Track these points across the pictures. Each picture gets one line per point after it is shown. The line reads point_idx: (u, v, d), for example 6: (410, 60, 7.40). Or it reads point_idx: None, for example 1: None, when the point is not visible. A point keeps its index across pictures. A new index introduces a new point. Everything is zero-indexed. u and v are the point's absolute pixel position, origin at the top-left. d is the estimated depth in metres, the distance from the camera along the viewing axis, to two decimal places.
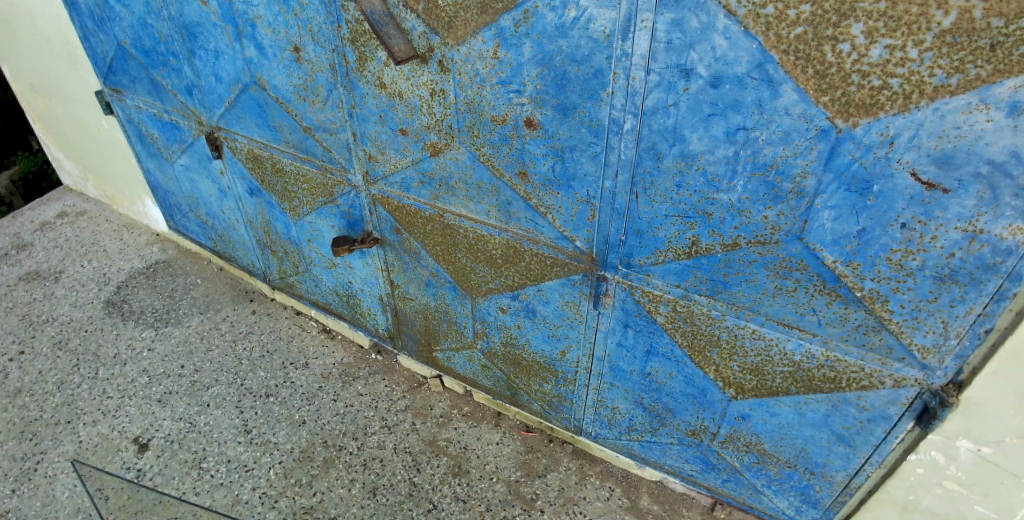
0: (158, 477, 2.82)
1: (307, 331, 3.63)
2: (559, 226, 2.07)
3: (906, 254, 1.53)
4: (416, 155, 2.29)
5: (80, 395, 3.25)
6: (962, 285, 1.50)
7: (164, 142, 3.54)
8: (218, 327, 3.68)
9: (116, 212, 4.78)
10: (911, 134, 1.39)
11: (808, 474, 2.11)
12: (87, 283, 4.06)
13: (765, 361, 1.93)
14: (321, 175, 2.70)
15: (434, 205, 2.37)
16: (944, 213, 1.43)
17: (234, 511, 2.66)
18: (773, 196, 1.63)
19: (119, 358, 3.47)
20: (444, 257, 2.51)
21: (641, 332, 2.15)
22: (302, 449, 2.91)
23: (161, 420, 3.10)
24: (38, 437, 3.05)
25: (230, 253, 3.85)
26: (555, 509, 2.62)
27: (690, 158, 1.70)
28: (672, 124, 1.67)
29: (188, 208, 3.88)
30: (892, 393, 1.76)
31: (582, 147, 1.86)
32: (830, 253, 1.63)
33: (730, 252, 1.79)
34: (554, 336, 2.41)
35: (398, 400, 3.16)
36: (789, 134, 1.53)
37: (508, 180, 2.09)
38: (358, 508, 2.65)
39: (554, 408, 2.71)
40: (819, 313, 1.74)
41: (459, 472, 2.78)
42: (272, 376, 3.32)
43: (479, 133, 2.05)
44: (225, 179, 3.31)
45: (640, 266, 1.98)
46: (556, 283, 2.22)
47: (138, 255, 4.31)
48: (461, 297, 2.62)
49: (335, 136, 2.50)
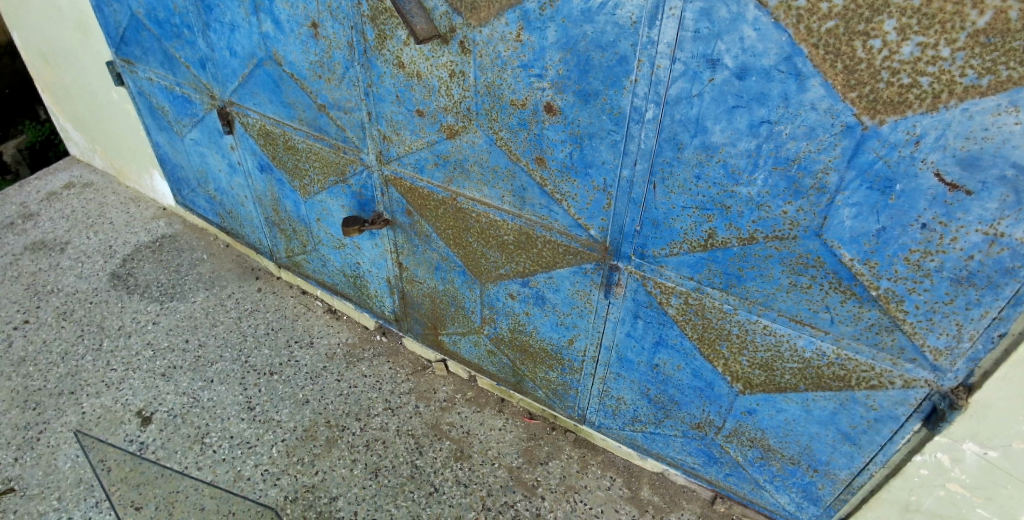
0: (161, 451, 2.83)
1: (312, 311, 3.63)
2: (573, 214, 2.06)
3: (924, 255, 1.52)
4: (432, 137, 2.27)
5: (84, 367, 3.25)
6: (979, 288, 1.49)
7: (175, 115, 3.51)
8: (223, 303, 3.68)
9: (124, 184, 4.76)
10: (937, 134, 1.38)
11: (811, 471, 2.11)
12: (93, 255, 4.04)
13: (774, 356, 1.92)
14: (334, 154, 2.68)
15: (448, 188, 2.36)
16: (966, 215, 1.42)
17: (235, 487, 2.67)
18: (793, 191, 1.62)
19: (124, 331, 3.47)
20: (455, 241, 2.50)
21: (651, 323, 2.14)
22: (304, 428, 2.92)
23: (165, 394, 3.10)
24: (41, 406, 3.05)
25: (237, 230, 3.84)
26: (555, 496, 2.64)
27: (711, 150, 1.68)
28: (694, 114, 1.66)
29: (196, 183, 3.86)
30: (901, 394, 1.75)
31: (601, 135, 1.85)
32: (848, 251, 1.62)
33: (747, 246, 1.78)
34: (562, 324, 2.41)
35: (401, 382, 3.16)
36: (814, 129, 1.51)
37: (524, 166, 2.08)
38: (359, 488, 2.66)
39: (557, 396, 2.72)
40: (833, 310, 1.73)
41: (460, 457, 2.79)
42: (276, 354, 3.32)
43: (497, 117, 2.03)
44: (235, 154, 3.29)
45: (654, 257, 1.97)
46: (567, 271, 2.22)
47: (145, 229, 4.30)
48: (470, 282, 2.61)
49: (350, 115, 2.48)
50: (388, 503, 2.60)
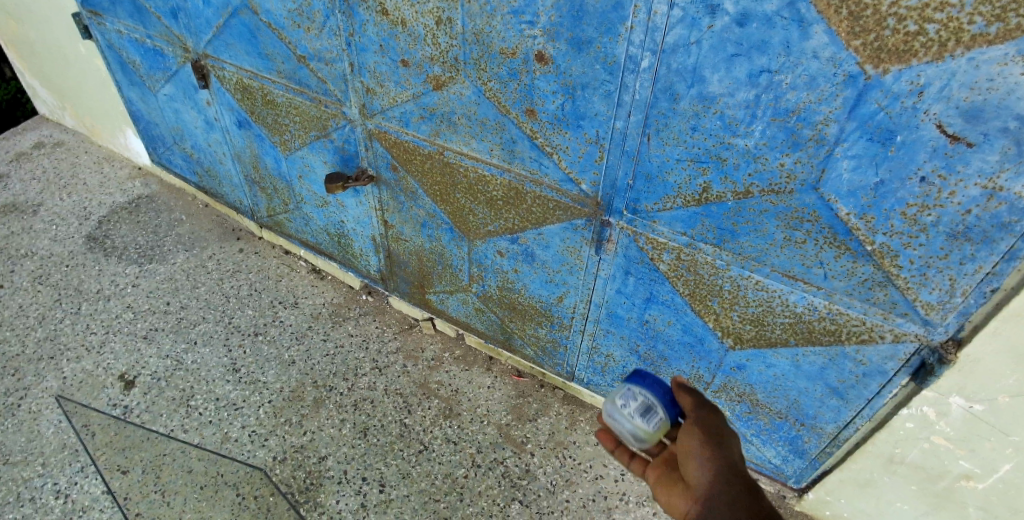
0: (146, 414, 2.79)
1: (296, 271, 3.56)
2: (564, 167, 2.00)
3: (922, 209, 1.49)
4: (418, 89, 2.18)
5: (63, 331, 3.18)
6: (974, 243, 1.47)
7: (146, 70, 3.34)
8: (205, 264, 3.59)
9: (96, 144, 4.58)
10: (942, 84, 1.33)
11: (798, 425, 2.14)
12: (66, 217, 3.91)
13: (766, 311, 1.91)
14: (314, 108, 2.57)
15: (434, 142, 2.28)
16: (965, 168, 1.39)
17: (223, 448, 2.65)
18: (792, 142, 1.57)
19: (102, 294, 3.39)
20: (442, 198, 2.44)
21: (642, 280, 2.12)
22: (291, 388, 2.89)
23: (147, 357, 3.05)
24: (20, 372, 2.98)
25: (216, 189, 3.72)
26: (545, 452, 2.66)
27: (708, 101, 1.62)
28: (692, 63, 1.59)
29: (171, 140, 3.71)
30: (891, 348, 1.75)
31: (595, 85, 1.78)
32: (844, 205, 1.59)
33: (741, 201, 1.74)
34: (552, 281, 2.38)
35: (389, 341, 3.14)
36: (815, 79, 1.46)
37: (514, 118, 2.00)
38: (348, 447, 2.66)
39: (547, 354, 2.71)
40: (826, 266, 1.71)
41: (449, 415, 2.79)
42: (261, 315, 3.27)
43: (486, 67, 1.95)
44: (211, 110, 3.15)
45: (647, 212, 1.93)
46: (558, 227, 2.17)
47: (119, 189, 4.15)
48: (458, 240, 2.56)
49: (331, 66, 2.37)
50: (378, 462, 2.60)
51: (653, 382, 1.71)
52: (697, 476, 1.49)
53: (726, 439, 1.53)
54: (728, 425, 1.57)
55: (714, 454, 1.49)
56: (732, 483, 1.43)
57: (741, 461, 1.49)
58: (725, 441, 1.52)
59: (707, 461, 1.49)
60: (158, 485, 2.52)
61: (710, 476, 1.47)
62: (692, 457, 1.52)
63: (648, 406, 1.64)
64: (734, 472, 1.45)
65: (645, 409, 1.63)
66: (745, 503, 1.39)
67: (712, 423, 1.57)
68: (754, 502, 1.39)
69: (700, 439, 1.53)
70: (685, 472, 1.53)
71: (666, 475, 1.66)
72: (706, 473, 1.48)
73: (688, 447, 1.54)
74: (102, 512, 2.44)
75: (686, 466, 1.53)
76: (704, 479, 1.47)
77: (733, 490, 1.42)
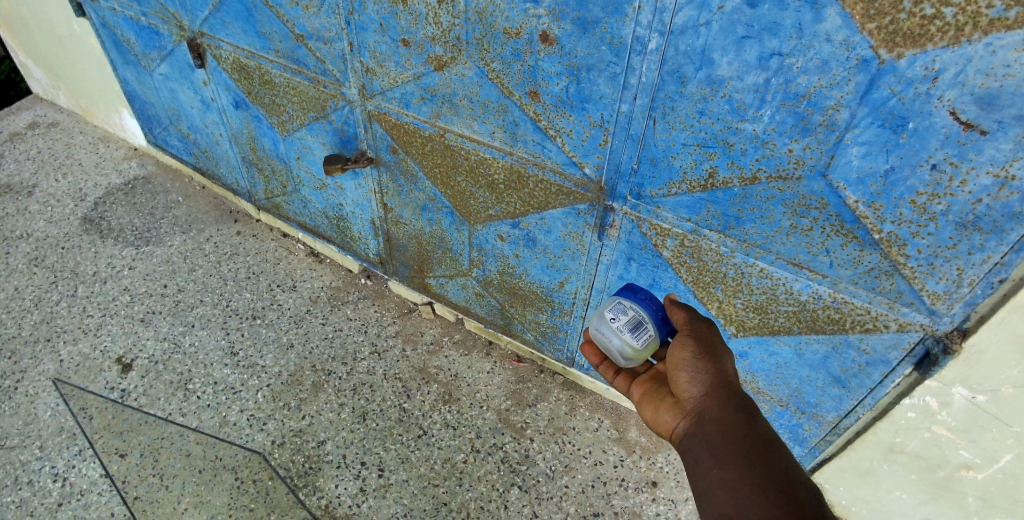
0: (144, 398, 2.78)
1: (295, 254, 3.53)
2: (567, 151, 1.96)
3: (931, 197, 1.46)
4: (419, 70, 2.13)
5: (60, 313, 3.16)
6: (984, 233, 1.44)
7: (141, 48, 3.28)
8: (202, 247, 3.56)
9: (91, 124, 4.52)
10: (957, 69, 1.29)
11: (799, 413, 2.15)
12: (62, 198, 3.86)
13: (770, 299, 1.89)
14: (313, 89, 2.53)
15: (435, 124, 2.23)
16: (978, 155, 1.36)
17: (221, 432, 2.65)
18: (801, 128, 1.54)
19: (99, 276, 3.36)
20: (442, 181, 2.40)
21: (645, 266, 2.09)
22: (290, 373, 2.88)
23: (145, 340, 3.03)
24: (17, 355, 2.96)
25: (213, 171, 3.68)
26: (544, 437, 2.65)
27: (716, 84, 1.59)
28: (700, 45, 1.55)
29: (167, 121, 3.65)
30: (894, 337, 1.73)
31: (600, 67, 1.74)
32: (853, 193, 1.56)
33: (748, 187, 1.71)
34: (553, 267, 2.36)
35: (388, 325, 3.12)
36: (827, 63, 1.42)
37: (517, 100, 1.96)
38: (347, 432, 2.65)
39: (547, 339, 2.70)
40: (832, 254, 1.68)
41: (449, 400, 2.78)
42: (259, 298, 3.25)
43: (489, 47, 1.90)
44: (208, 90, 3.10)
45: (651, 197, 1.90)
46: (560, 212, 2.14)
47: (116, 170, 4.11)
48: (458, 224, 2.53)
49: (330, 46, 2.32)
50: (377, 447, 2.60)
51: (646, 298, 1.71)
52: (688, 390, 1.47)
53: (719, 350, 1.50)
54: (720, 337, 1.54)
55: (706, 365, 1.46)
56: (723, 394, 1.41)
57: (733, 373, 1.46)
58: (717, 352, 1.49)
59: (698, 373, 1.46)
60: (156, 469, 2.52)
61: (702, 390, 1.44)
62: (683, 369, 1.49)
63: (638, 322, 1.64)
64: (726, 383, 1.43)
65: (635, 325, 1.64)
66: (737, 414, 1.36)
67: (703, 334, 1.54)
68: (746, 414, 1.36)
69: (692, 350, 1.50)
70: (676, 385, 1.51)
71: (653, 390, 1.66)
72: (697, 387, 1.45)
73: (680, 359, 1.51)
74: (100, 496, 2.44)
75: (676, 379, 1.51)
76: (695, 393, 1.45)
77: (725, 403, 1.39)
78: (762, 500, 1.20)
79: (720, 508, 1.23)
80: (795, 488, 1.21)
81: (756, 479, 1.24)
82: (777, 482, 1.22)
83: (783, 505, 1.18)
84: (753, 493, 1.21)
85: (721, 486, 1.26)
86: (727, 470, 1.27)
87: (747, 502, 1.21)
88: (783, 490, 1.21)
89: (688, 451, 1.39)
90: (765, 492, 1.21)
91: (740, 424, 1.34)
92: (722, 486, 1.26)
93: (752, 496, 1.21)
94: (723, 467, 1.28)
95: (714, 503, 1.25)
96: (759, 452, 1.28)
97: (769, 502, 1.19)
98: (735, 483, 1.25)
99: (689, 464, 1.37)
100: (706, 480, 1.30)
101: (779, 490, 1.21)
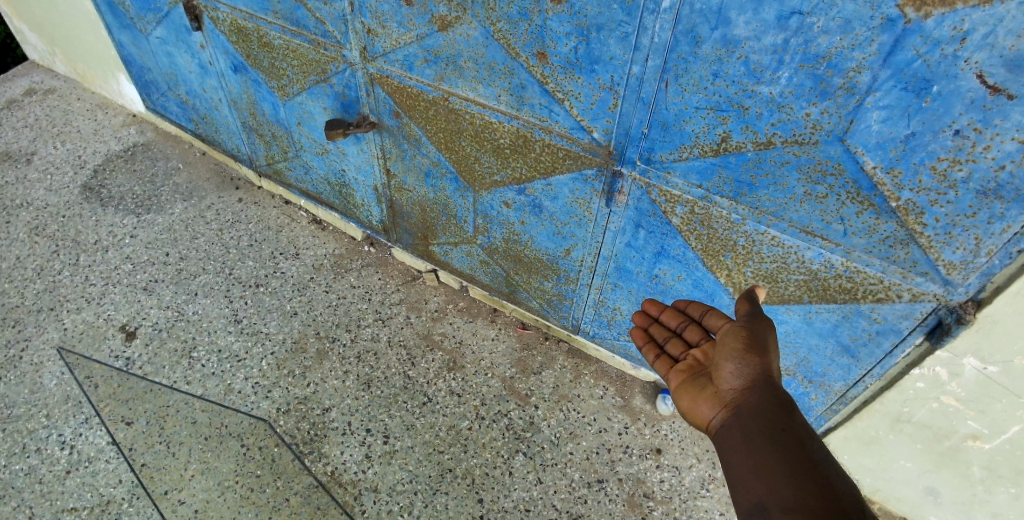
0: (149, 366, 2.79)
1: (297, 222, 3.50)
2: (575, 115, 1.91)
3: (953, 164, 1.41)
4: (421, 30, 2.06)
5: (63, 282, 3.15)
6: (1005, 201, 1.40)
7: (136, 10, 3.19)
8: (203, 214, 3.53)
9: (89, 90, 4.44)
10: (987, 30, 1.23)
11: (806, 382, 2.14)
12: (60, 165, 3.81)
13: (780, 268, 1.86)
14: (313, 51, 2.45)
15: (439, 88, 2.17)
16: (1003, 121, 1.30)
17: (227, 400, 2.66)
18: (819, 91, 1.48)
19: (100, 245, 3.33)
20: (446, 145, 2.35)
21: (653, 233, 2.06)
22: (294, 340, 2.88)
23: (148, 308, 3.03)
24: (20, 324, 2.96)
25: (213, 137, 3.61)
26: (549, 405, 2.66)
27: (732, 45, 1.53)
28: (716, 3, 1.49)
29: (165, 86, 3.58)
30: (907, 307, 1.70)
31: (611, 26, 1.67)
32: (871, 159, 1.51)
33: (762, 152, 1.66)
34: (559, 234, 2.32)
35: (392, 293, 3.11)
36: (850, 22, 1.35)
37: (524, 61, 1.90)
38: (352, 399, 2.66)
39: (552, 306, 2.68)
40: (847, 222, 1.64)
41: (453, 367, 2.78)
42: (261, 266, 3.24)
43: (495, 5, 1.83)
44: (206, 54, 3.02)
45: (661, 162, 1.85)
46: (567, 178, 2.09)
47: (115, 137, 4.05)
48: (463, 190, 2.49)
49: (330, 6, 2.24)
50: (382, 413, 2.61)
51: None
52: (728, 381, 1.43)
53: (767, 346, 1.44)
54: (769, 329, 1.48)
55: (752, 359, 1.42)
56: (766, 389, 1.37)
57: (778, 369, 1.42)
58: (764, 347, 1.44)
59: (743, 366, 1.42)
60: (162, 436, 2.54)
61: (743, 383, 1.40)
62: (728, 360, 1.44)
63: None
64: (769, 379, 1.38)
65: None
66: (777, 409, 1.33)
67: (755, 325, 1.47)
68: (785, 407, 1.34)
69: (741, 343, 1.45)
70: (716, 374, 1.47)
71: (688, 377, 1.56)
72: (738, 379, 1.41)
73: (725, 350, 1.47)
74: (108, 463, 2.46)
75: (717, 369, 1.46)
76: (738, 385, 1.41)
77: (766, 398, 1.36)
78: (796, 487, 1.19)
79: (753, 496, 1.23)
80: (829, 478, 1.20)
81: (792, 468, 1.22)
82: (811, 471, 1.21)
83: (817, 492, 1.16)
84: (787, 480, 1.20)
85: (754, 472, 1.25)
86: (764, 459, 1.26)
87: (780, 488, 1.20)
88: (818, 479, 1.19)
89: (725, 441, 1.36)
90: (799, 480, 1.20)
91: (778, 417, 1.32)
92: (758, 473, 1.25)
93: (788, 483, 1.20)
94: (758, 455, 1.27)
95: (749, 490, 1.24)
96: (794, 442, 1.27)
97: (804, 491, 1.17)
98: (769, 471, 1.23)
99: (725, 455, 1.34)
100: (740, 469, 1.29)
101: (812, 478, 1.19)
